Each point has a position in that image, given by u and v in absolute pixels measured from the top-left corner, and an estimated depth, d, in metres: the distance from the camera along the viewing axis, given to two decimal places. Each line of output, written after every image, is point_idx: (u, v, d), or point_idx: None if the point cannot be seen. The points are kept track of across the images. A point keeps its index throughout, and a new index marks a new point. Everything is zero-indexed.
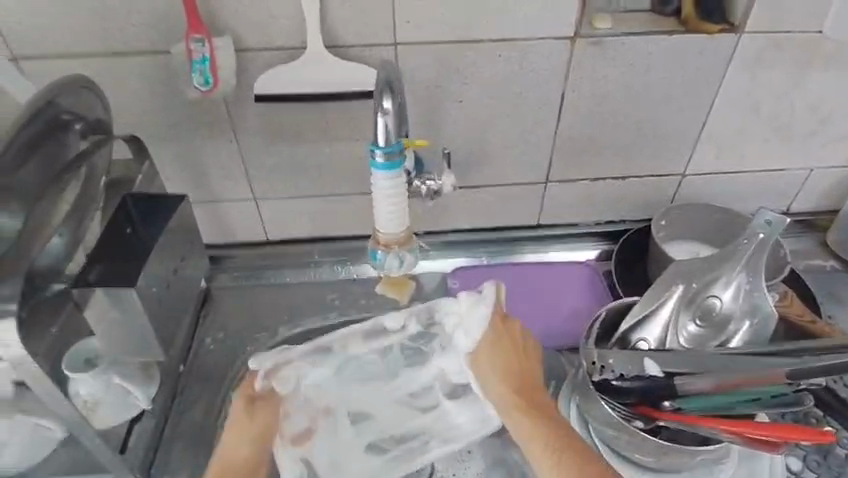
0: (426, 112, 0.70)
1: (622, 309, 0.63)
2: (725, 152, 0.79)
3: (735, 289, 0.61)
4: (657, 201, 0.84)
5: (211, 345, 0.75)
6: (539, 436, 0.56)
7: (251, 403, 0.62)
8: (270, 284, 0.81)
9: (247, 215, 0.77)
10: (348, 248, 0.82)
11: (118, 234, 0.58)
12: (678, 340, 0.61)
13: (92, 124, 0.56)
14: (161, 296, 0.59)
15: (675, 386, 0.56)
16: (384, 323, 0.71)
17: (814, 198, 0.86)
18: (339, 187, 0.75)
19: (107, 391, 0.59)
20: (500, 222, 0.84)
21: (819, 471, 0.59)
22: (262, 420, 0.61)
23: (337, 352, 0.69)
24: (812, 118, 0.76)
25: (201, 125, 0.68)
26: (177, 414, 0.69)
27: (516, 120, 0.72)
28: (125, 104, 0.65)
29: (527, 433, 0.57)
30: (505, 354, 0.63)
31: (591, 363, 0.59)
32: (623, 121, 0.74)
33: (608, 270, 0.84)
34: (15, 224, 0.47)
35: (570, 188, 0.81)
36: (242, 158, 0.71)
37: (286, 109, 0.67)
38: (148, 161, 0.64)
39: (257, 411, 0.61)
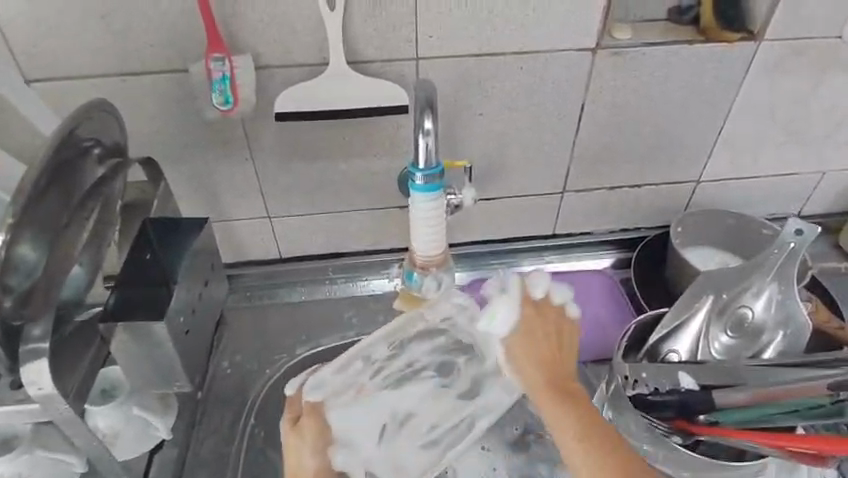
0: (447, 125, 0.69)
1: (651, 322, 0.62)
2: (740, 158, 0.79)
3: (766, 299, 0.61)
4: (673, 208, 0.84)
5: (228, 369, 0.73)
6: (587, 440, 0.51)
7: (296, 423, 0.58)
8: (284, 303, 0.79)
9: (261, 233, 0.76)
10: (361, 263, 0.80)
11: (138, 261, 0.56)
12: (710, 352, 0.61)
13: (109, 149, 0.55)
14: (188, 325, 0.57)
15: (713, 400, 0.55)
16: (419, 315, 0.68)
17: (825, 201, 0.87)
18: (357, 202, 0.74)
19: (127, 423, 0.58)
20: (516, 232, 0.83)
21: None
22: (313, 432, 0.58)
23: (365, 358, 0.66)
24: (825, 122, 0.77)
25: (217, 144, 0.66)
26: (198, 440, 0.66)
27: (536, 131, 0.71)
28: (137, 123, 0.63)
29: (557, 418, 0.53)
30: (532, 349, 0.57)
31: (624, 378, 0.57)
32: (642, 130, 0.74)
33: (626, 278, 0.84)
34: (39, 258, 0.45)
35: (587, 198, 0.80)
36: (258, 176, 0.69)
37: (305, 125, 0.65)
38: (164, 183, 0.61)
39: (306, 429, 0.58)
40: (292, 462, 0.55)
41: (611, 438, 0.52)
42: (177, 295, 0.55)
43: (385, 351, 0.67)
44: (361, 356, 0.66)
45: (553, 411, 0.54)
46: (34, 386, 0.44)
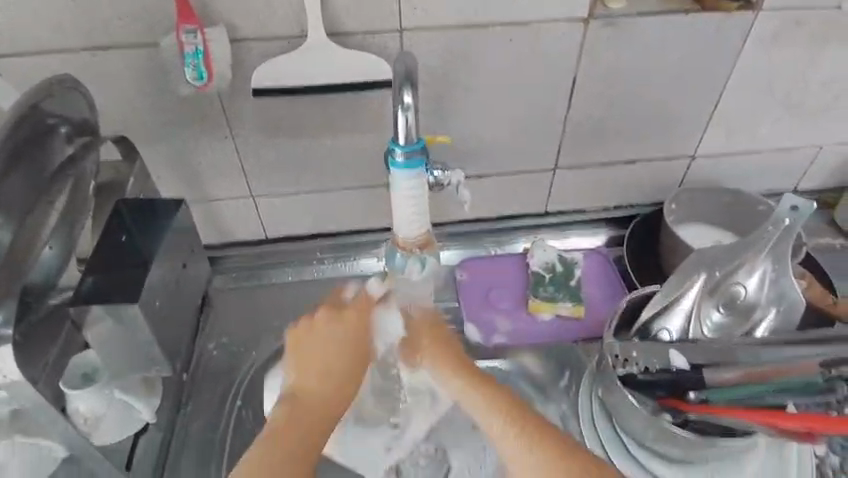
0: (433, 101, 0.67)
1: (639, 301, 0.61)
2: (735, 132, 0.77)
3: (759, 277, 0.59)
4: (667, 185, 0.82)
5: (214, 350, 0.72)
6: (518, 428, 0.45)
7: (337, 309, 0.53)
8: (270, 284, 0.78)
9: (245, 213, 0.74)
10: (349, 243, 0.79)
11: (113, 243, 0.55)
12: (701, 330, 0.60)
13: (77, 126, 0.53)
14: (163, 308, 0.57)
15: (704, 379, 0.54)
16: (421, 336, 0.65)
17: (822, 175, 0.85)
18: (342, 181, 0.72)
19: (109, 406, 0.56)
20: (508, 210, 0.81)
21: None
22: (354, 323, 0.52)
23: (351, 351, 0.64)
24: (823, 96, 0.75)
25: (195, 122, 0.63)
26: (184, 423, 0.65)
27: (525, 106, 0.69)
28: (108, 101, 0.60)
29: (481, 407, 0.47)
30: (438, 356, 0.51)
31: (615, 357, 0.57)
32: (635, 104, 0.71)
33: (619, 256, 0.82)
34: (6, 238, 0.45)
35: (579, 174, 0.78)
36: (238, 154, 0.67)
37: (285, 101, 0.63)
38: (139, 162, 0.59)
39: (347, 316, 0.52)
40: (304, 354, 0.51)
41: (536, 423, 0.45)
42: (150, 275, 0.54)
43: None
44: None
45: (471, 397, 0.48)
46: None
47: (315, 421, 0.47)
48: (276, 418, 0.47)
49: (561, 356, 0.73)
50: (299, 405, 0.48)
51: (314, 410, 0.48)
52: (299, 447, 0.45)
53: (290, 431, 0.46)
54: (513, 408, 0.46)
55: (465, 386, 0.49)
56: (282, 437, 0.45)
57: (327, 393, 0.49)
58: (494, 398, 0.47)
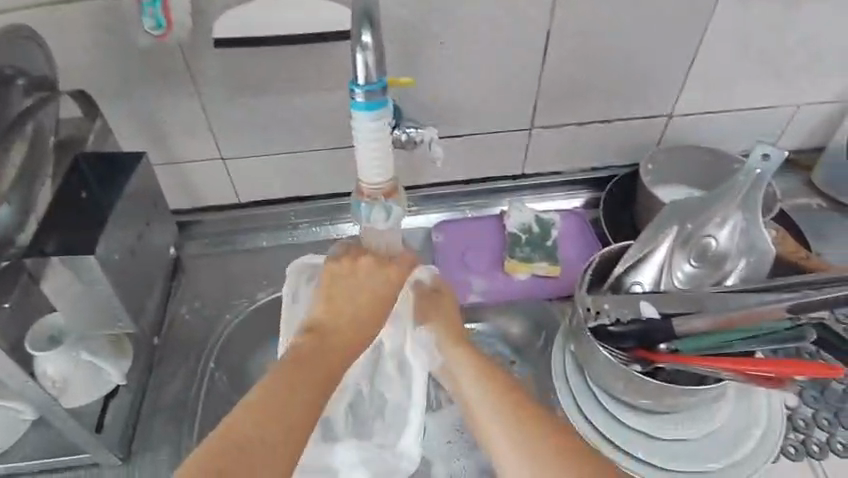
0: (404, 56, 0.65)
1: (613, 256, 0.61)
2: (713, 90, 0.76)
3: (731, 228, 0.60)
4: (645, 146, 0.82)
5: (187, 315, 0.71)
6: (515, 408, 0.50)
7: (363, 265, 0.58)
8: (244, 249, 0.76)
9: (215, 176, 0.72)
10: (323, 208, 0.77)
11: (74, 199, 0.54)
12: (673, 281, 0.61)
13: (35, 80, 0.53)
14: (125, 263, 0.55)
15: (673, 327, 0.54)
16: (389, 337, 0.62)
17: (801, 136, 0.85)
18: (313, 141, 0.70)
19: (76, 368, 0.55)
20: (485, 173, 0.80)
21: (816, 406, 0.60)
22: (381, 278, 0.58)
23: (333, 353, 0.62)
24: (801, 51, 0.74)
25: (158, 78, 0.61)
26: (155, 386, 0.65)
27: (499, 62, 0.68)
28: (67, 55, 0.59)
29: (471, 369, 0.53)
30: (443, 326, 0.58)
31: (587, 310, 0.57)
32: (610, 60, 0.70)
33: (596, 218, 0.82)
34: None
35: (556, 135, 0.77)
36: (205, 112, 0.65)
37: (251, 56, 0.61)
38: (100, 117, 0.58)
39: (360, 265, 0.57)
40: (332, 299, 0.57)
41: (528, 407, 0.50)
42: (108, 233, 0.53)
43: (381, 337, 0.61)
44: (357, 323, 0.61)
45: (460, 360, 0.55)
46: None
47: (309, 359, 0.52)
48: (305, 342, 0.54)
49: (537, 316, 0.73)
50: (323, 343, 0.55)
51: (326, 348, 0.54)
52: (315, 367, 0.52)
53: (312, 358, 0.53)
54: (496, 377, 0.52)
55: (461, 351, 0.55)
56: (295, 371, 0.50)
57: (340, 328, 0.57)
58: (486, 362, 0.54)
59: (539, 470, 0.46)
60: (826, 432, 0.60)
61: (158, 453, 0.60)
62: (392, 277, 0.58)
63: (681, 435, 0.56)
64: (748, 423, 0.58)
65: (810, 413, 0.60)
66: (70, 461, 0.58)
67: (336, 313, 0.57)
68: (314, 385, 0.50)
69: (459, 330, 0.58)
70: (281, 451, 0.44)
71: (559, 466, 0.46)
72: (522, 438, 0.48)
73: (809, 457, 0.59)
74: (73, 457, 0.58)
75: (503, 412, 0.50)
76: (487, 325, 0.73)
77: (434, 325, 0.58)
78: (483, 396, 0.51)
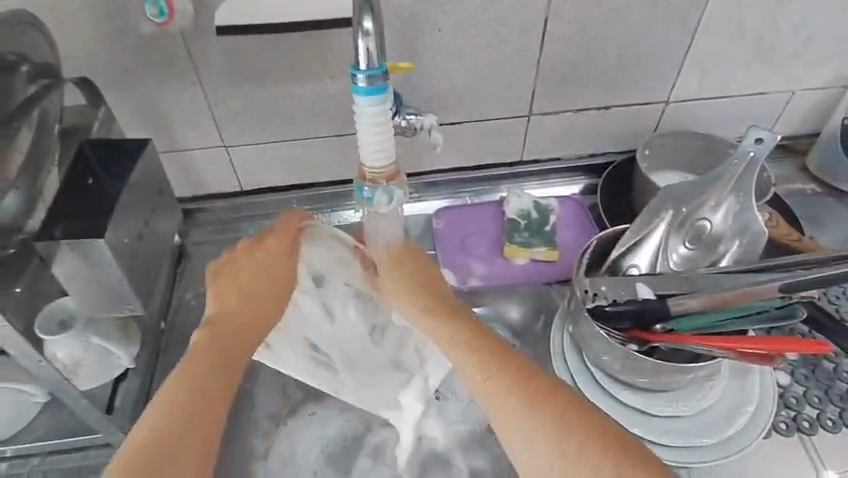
0: (403, 44, 0.66)
1: (610, 239, 0.62)
2: (709, 77, 0.77)
3: (725, 211, 0.61)
4: (641, 132, 0.83)
5: (192, 301, 0.72)
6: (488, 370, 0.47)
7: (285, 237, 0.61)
8: (247, 236, 0.78)
9: (218, 164, 0.73)
10: (324, 195, 0.78)
11: (80, 185, 0.54)
12: (668, 263, 0.62)
13: (39, 67, 0.54)
14: (133, 247, 0.56)
15: (667, 307, 0.56)
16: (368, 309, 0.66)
17: (795, 121, 0.86)
18: (314, 129, 0.71)
19: (87, 351, 0.57)
20: (484, 160, 0.81)
21: (807, 384, 0.62)
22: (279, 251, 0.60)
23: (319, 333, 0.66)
24: (796, 37, 0.75)
25: (159, 66, 0.62)
26: (163, 369, 0.66)
27: (497, 49, 0.69)
28: (70, 44, 0.59)
29: (453, 337, 0.51)
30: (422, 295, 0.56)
31: (584, 292, 0.58)
32: (606, 46, 0.71)
33: (593, 204, 0.83)
34: None
35: (553, 121, 0.78)
36: (207, 100, 0.66)
37: (251, 43, 0.62)
38: (104, 105, 0.59)
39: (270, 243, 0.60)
40: (236, 280, 0.56)
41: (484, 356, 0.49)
42: (119, 219, 0.54)
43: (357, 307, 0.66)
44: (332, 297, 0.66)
45: (446, 330, 0.52)
46: None
47: (235, 325, 0.54)
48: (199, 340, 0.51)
49: (536, 300, 0.74)
50: (217, 347, 0.51)
51: (245, 323, 0.55)
52: (213, 369, 0.49)
53: (209, 358, 0.50)
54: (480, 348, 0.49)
55: (440, 320, 0.53)
56: (199, 359, 0.49)
57: (241, 310, 0.55)
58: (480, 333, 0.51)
59: (534, 434, 0.43)
60: (816, 408, 0.61)
61: None
62: (273, 249, 0.59)
63: (676, 412, 0.58)
64: (742, 400, 0.59)
65: (801, 391, 0.62)
66: (82, 441, 0.59)
67: (233, 297, 0.56)
68: (212, 383, 0.48)
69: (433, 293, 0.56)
70: (196, 444, 0.44)
71: (545, 429, 0.43)
72: (515, 405, 0.45)
73: (799, 433, 0.60)
74: (85, 436, 0.59)
75: (495, 387, 0.46)
76: (487, 309, 0.74)
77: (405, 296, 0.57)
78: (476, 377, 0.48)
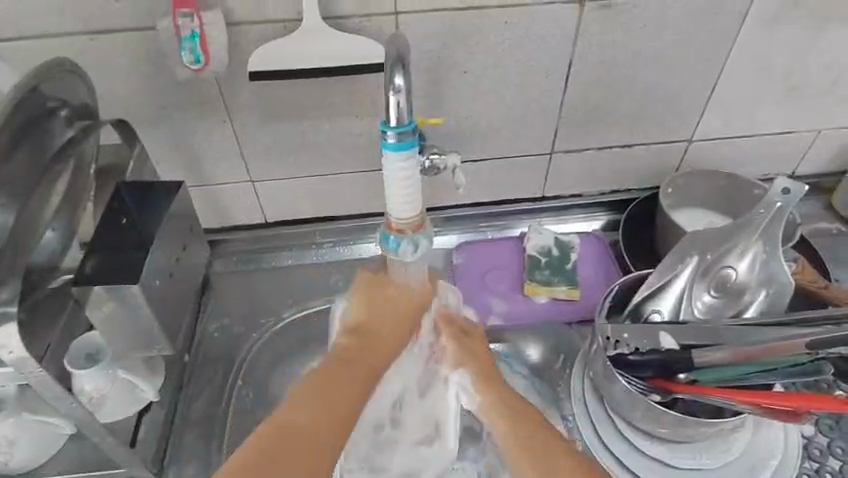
0: (429, 85, 0.67)
1: (633, 282, 0.62)
2: (733, 117, 0.77)
3: (750, 260, 0.61)
4: (664, 170, 0.82)
5: (216, 332, 0.73)
6: (503, 408, 0.52)
7: (373, 288, 0.58)
8: (270, 267, 0.79)
9: (244, 198, 0.74)
10: (348, 228, 0.79)
11: (114, 224, 0.57)
12: (692, 311, 0.62)
13: (76, 109, 0.55)
14: (164, 288, 0.58)
15: (692, 359, 0.55)
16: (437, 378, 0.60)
17: (821, 160, 0.85)
18: (338, 165, 0.72)
19: (113, 384, 0.58)
20: (505, 195, 0.82)
21: (831, 435, 0.61)
22: (381, 306, 0.57)
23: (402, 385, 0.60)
24: (823, 78, 0.74)
25: (193, 106, 0.64)
26: (186, 402, 0.67)
27: (522, 90, 0.69)
28: (109, 86, 0.61)
29: (493, 405, 0.53)
30: (473, 358, 0.57)
31: (606, 339, 0.57)
32: (630, 89, 0.72)
33: (615, 240, 0.83)
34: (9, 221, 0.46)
35: (576, 159, 0.78)
36: (237, 138, 0.68)
37: (281, 84, 0.63)
38: (138, 145, 0.60)
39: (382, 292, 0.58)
40: (375, 320, 0.57)
41: (529, 410, 0.51)
42: (150, 259, 0.55)
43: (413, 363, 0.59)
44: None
45: (490, 402, 0.53)
46: (4, 350, 0.44)
47: (348, 368, 0.52)
48: (349, 328, 0.56)
49: (556, 339, 0.74)
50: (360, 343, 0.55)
51: (362, 357, 0.54)
52: (353, 367, 0.52)
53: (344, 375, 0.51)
54: (520, 415, 0.51)
55: (488, 396, 0.54)
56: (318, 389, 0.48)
57: (373, 336, 0.56)
58: (490, 370, 0.56)
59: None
60: (840, 460, 0.60)
61: (185, 469, 0.63)
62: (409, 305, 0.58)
63: (699, 465, 0.57)
64: (765, 453, 0.58)
65: (825, 441, 0.61)
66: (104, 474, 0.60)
67: (379, 316, 0.57)
68: (325, 422, 0.45)
69: (485, 363, 0.57)
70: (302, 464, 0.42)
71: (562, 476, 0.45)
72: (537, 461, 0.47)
73: None
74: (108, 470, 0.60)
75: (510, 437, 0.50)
76: (507, 347, 0.73)
77: (465, 367, 0.56)
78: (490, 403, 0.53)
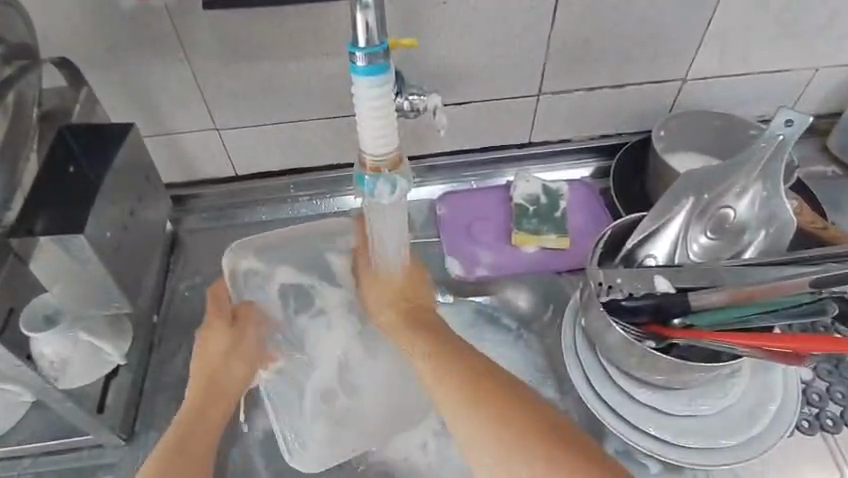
0: (403, 19, 0.62)
1: (628, 226, 0.59)
2: (731, 53, 0.72)
3: (750, 198, 0.58)
4: (657, 111, 0.78)
5: (186, 292, 0.69)
6: (452, 387, 0.50)
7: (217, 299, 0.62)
8: (244, 223, 0.74)
9: (211, 148, 0.69)
10: (325, 180, 0.74)
11: (60, 174, 0.52)
12: (688, 254, 0.59)
13: (13, 47, 0.50)
14: (117, 239, 0.53)
15: (690, 302, 0.52)
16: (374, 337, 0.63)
17: (818, 100, 0.81)
18: (308, 111, 0.66)
19: (75, 347, 0.54)
20: (490, 141, 0.77)
21: (830, 379, 0.59)
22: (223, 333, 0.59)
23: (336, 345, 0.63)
24: (825, 8, 0.70)
25: (143, 43, 0.58)
26: (157, 364, 0.63)
27: (505, 24, 0.64)
28: (46, 21, 0.55)
29: (424, 356, 0.53)
30: (392, 297, 0.57)
31: (598, 284, 0.54)
32: (622, 21, 0.66)
33: (605, 188, 0.79)
34: None
35: (564, 101, 0.74)
36: (196, 80, 0.62)
37: (239, 18, 0.57)
38: (86, 87, 0.55)
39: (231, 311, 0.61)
40: (209, 350, 0.59)
41: (495, 391, 0.49)
42: (97, 209, 0.51)
43: (341, 328, 0.63)
44: (309, 306, 0.64)
45: (419, 356, 0.53)
46: None
47: (213, 387, 0.57)
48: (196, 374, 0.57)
49: (545, 290, 0.71)
50: (210, 382, 0.57)
51: (213, 389, 0.57)
52: (212, 390, 0.57)
53: (198, 400, 0.55)
54: (483, 388, 0.49)
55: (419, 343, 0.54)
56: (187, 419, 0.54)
57: (219, 373, 0.58)
58: (417, 310, 0.57)
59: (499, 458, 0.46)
60: (840, 405, 0.59)
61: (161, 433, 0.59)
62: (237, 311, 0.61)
63: (695, 411, 0.55)
64: (764, 398, 0.56)
65: (824, 386, 0.59)
66: (71, 442, 0.57)
67: (213, 357, 0.58)
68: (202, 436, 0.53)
69: (405, 303, 0.57)
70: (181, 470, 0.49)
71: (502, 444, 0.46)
72: (478, 420, 0.48)
73: (823, 431, 0.58)
74: (74, 437, 0.57)
75: (442, 385, 0.50)
76: (495, 299, 0.70)
77: (380, 303, 0.58)
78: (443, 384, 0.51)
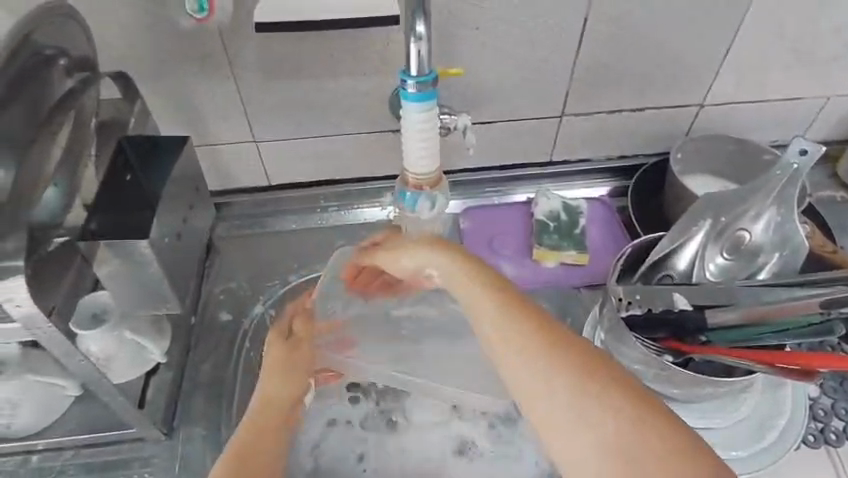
0: (436, 42, 0.65)
1: (647, 244, 0.62)
2: (745, 81, 0.75)
3: (764, 222, 0.61)
4: (673, 134, 0.81)
5: (220, 295, 0.72)
6: (538, 364, 0.42)
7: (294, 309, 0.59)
8: (274, 231, 0.77)
9: (248, 159, 0.72)
10: (354, 191, 0.77)
11: (118, 183, 0.56)
12: (704, 273, 0.62)
13: (76, 61, 0.53)
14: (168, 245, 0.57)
15: (705, 319, 0.55)
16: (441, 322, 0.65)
17: (828, 127, 0.84)
18: (342, 126, 0.70)
19: (120, 345, 0.56)
20: (512, 158, 0.80)
21: (836, 397, 0.62)
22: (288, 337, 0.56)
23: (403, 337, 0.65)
24: (836, 42, 0.73)
25: (193, 60, 0.62)
26: (194, 364, 0.67)
27: (531, 49, 0.67)
28: (106, 37, 0.59)
29: (505, 330, 0.44)
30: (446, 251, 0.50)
31: (619, 300, 0.57)
32: (642, 49, 0.70)
33: (623, 206, 0.83)
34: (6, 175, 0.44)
35: (584, 122, 0.77)
36: (240, 96, 0.65)
37: (285, 38, 0.61)
38: (139, 100, 0.58)
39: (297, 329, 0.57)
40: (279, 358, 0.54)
41: (549, 338, 0.43)
42: (158, 216, 0.55)
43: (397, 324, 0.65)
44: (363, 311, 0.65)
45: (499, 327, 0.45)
46: (12, 303, 0.43)
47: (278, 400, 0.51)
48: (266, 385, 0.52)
49: (563, 301, 0.73)
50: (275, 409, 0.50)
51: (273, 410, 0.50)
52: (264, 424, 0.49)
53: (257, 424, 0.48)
54: (547, 347, 0.42)
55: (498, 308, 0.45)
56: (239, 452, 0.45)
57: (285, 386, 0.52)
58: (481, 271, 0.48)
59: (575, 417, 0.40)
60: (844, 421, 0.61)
61: (194, 430, 0.62)
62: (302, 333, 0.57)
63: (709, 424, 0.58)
64: (773, 413, 0.60)
65: (830, 403, 0.62)
66: (115, 435, 0.60)
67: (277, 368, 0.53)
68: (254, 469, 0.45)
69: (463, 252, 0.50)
70: None
71: (590, 405, 0.40)
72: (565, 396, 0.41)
73: (828, 445, 0.60)
74: (117, 431, 0.60)
75: (528, 345, 0.43)
76: None
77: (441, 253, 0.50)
78: (496, 319, 0.45)
